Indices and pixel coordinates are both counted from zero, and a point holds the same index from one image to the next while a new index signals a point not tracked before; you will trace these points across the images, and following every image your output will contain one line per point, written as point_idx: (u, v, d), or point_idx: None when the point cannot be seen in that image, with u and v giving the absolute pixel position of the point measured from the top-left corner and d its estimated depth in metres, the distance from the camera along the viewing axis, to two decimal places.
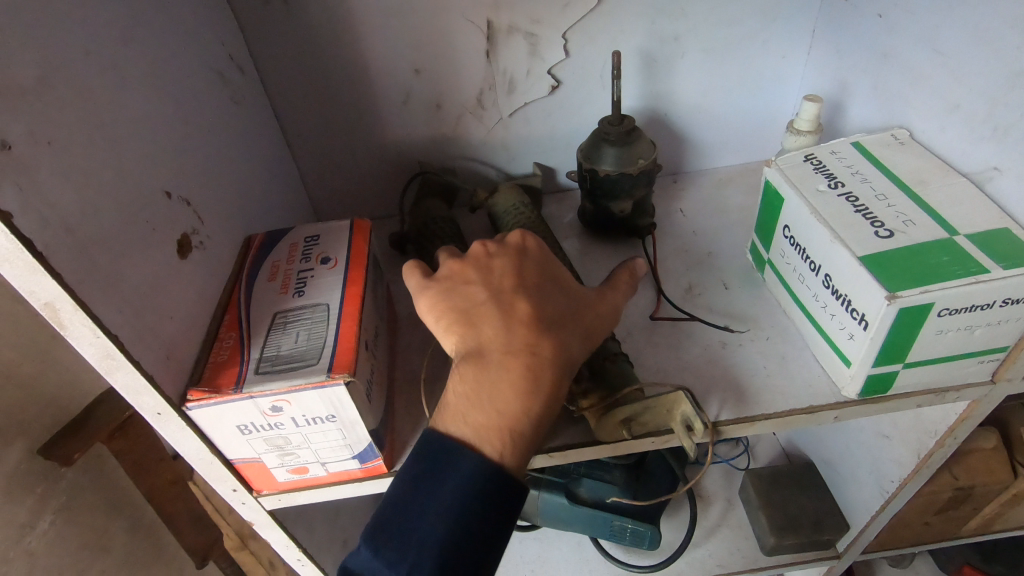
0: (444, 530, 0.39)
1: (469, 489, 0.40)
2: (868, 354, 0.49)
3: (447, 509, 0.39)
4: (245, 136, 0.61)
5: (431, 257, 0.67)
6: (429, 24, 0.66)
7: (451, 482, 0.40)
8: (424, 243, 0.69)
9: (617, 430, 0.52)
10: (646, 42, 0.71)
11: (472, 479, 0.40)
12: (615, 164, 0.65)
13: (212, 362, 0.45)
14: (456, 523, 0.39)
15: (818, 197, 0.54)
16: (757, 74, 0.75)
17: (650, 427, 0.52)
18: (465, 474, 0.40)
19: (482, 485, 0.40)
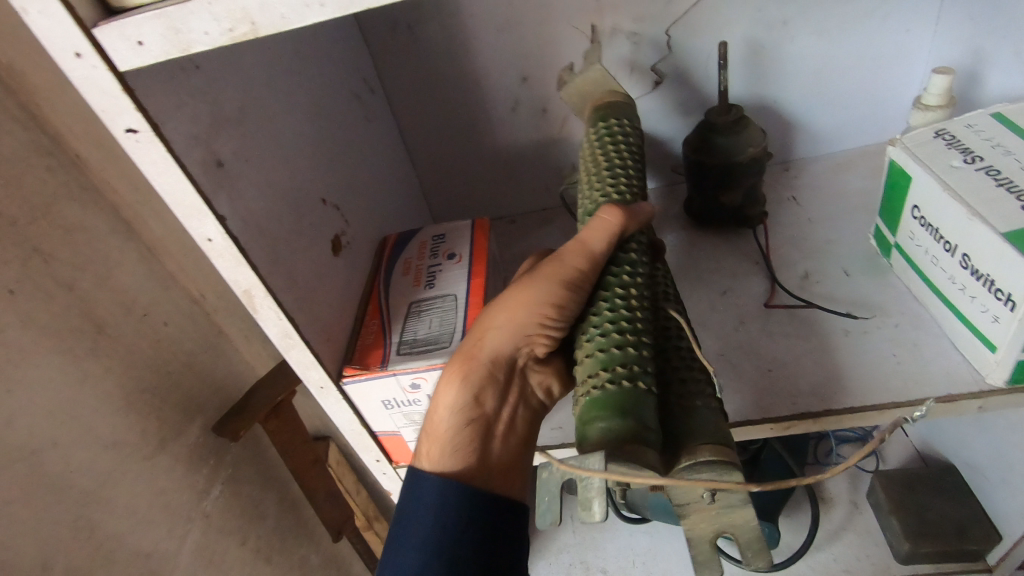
0: (423, 560, 0.40)
1: (434, 504, 0.41)
2: (1017, 336, 0.46)
3: (423, 534, 0.41)
4: (378, 148, 0.68)
5: None
6: (536, 34, 0.70)
7: (421, 508, 0.42)
8: None
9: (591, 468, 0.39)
10: (754, 30, 0.70)
11: (444, 508, 0.41)
12: (723, 154, 0.66)
13: (361, 344, 0.52)
14: (432, 548, 0.40)
15: (951, 172, 0.52)
16: (876, 52, 0.71)
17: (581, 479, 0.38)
18: (428, 498, 0.41)
19: (444, 508, 0.41)
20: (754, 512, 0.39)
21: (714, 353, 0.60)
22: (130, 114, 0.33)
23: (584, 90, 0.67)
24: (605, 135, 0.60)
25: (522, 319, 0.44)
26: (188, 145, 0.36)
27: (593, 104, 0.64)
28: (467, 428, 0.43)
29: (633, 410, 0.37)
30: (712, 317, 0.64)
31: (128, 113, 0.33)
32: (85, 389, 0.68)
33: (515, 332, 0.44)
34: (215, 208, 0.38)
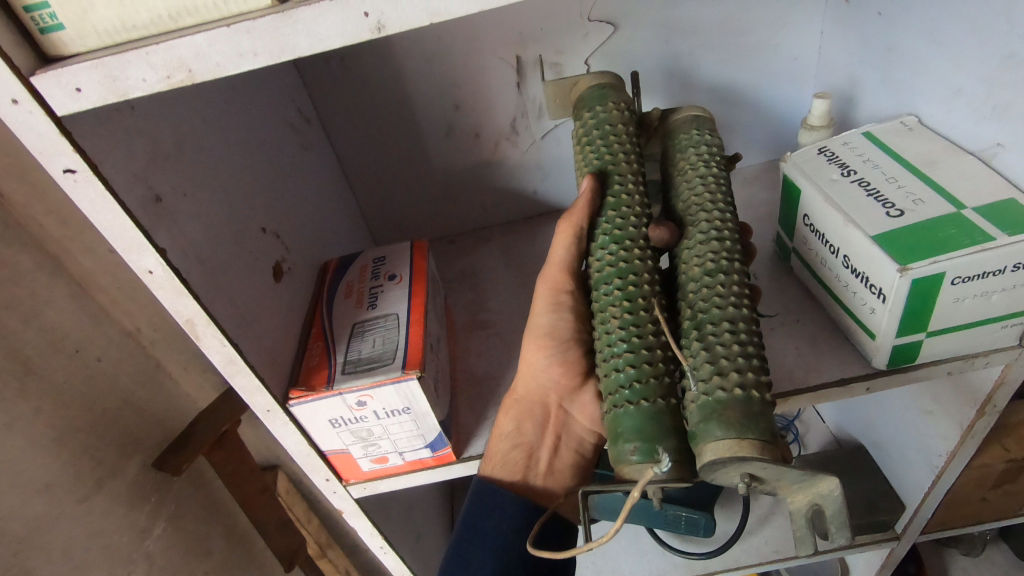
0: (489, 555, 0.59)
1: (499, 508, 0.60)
2: (889, 324, 0.53)
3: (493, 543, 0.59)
4: (316, 175, 0.70)
5: None
6: (465, 65, 0.75)
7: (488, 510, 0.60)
8: None
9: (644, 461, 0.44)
10: (664, 60, 0.77)
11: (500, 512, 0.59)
12: None
13: (306, 366, 0.54)
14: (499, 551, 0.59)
15: (831, 184, 0.59)
16: (770, 78, 0.80)
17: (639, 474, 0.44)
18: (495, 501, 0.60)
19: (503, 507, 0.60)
20: (835, 481, 0.39)
21: None
22: (68, 156, 0.34)
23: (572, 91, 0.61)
24: (587, 131, 0.55)
25: (533, 359, 0.59)
26: (125, 182, 0.38)
27: (574, 93, 0.60)
28: (514, 452, 0.61)
29: (643, 437, 0.42)
30: None
31: (66, 155, 0.34)
32: (12, 432, 0.65)
33: (538, 376, 0.59)
34: (154, 241, 0.39)
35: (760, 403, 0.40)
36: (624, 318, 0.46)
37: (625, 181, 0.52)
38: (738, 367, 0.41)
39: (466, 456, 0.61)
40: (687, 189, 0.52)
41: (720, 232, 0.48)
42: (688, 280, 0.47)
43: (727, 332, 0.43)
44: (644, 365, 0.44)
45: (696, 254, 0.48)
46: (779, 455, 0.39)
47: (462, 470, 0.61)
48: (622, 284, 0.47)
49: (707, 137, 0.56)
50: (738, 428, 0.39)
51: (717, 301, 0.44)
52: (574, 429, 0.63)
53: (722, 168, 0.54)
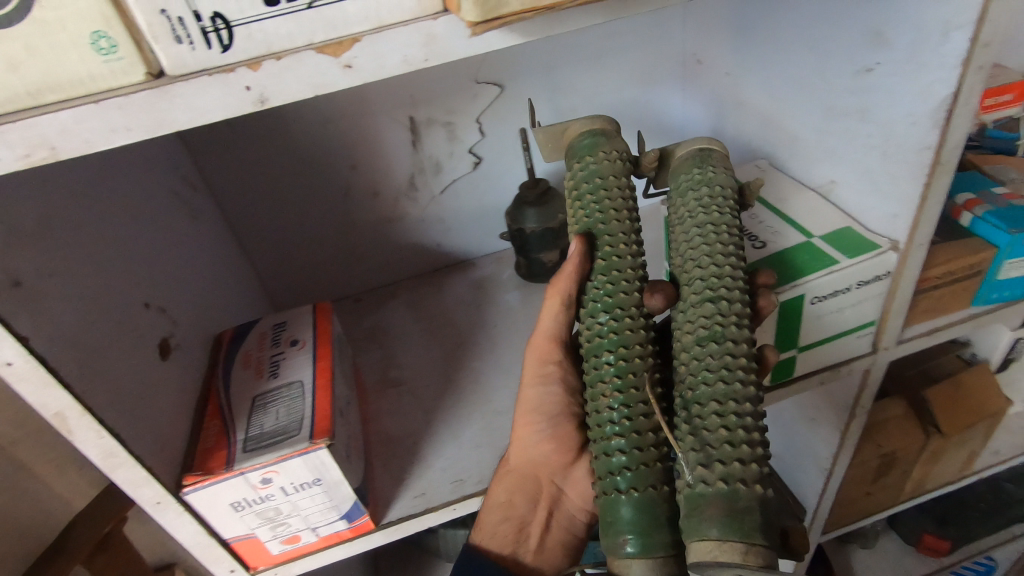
0: None
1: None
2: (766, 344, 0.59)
3: None
4: (205, 244, 0.67)
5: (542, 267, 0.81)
6: (359, 127, 0.76)
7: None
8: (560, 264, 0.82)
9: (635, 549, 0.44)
10: (549, 117, 0.83)
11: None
12: (537, 221, 0.77)
13: (201, 448, 0.50)
14: None
15: None
16: (644, 131, 0.89)
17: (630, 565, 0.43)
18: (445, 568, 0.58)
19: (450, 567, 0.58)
20: None
21: None
22: None
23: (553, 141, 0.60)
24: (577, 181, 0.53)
25: (524, 432, 0.60)
26: None
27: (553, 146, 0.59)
28: (507, 522, 0.60)
29: (632, 530, 0.42)
30: None
31: None
32: None
33: (531, 447, 0.60)
34: (14, 329, 0.35)
35: (746, 501, 0.37)
36: (620, 394, 0.45)
37: (614, 242, 0.50)
38: (726, 458, 0.38)
39: (385, 523, 0.58)
40: (683, 240, 0.49)
41: (722, 295, 0.45)
42: (684, 349, 0.45)
43: (720, 417, 0.40)
44: (635, 449, 0.44)
45: (693, 318, 0.45)
46: (770, 558, 0.36)
47: (382, 538, 0.58)
48: (615, 359, 0.46)
49: (708, 174, 0.51)
50: (720, 530, 0.36)
51: (707, 379, 0.42)
52: (568, 503, 0.64)
53: (728, 209, 0.49)
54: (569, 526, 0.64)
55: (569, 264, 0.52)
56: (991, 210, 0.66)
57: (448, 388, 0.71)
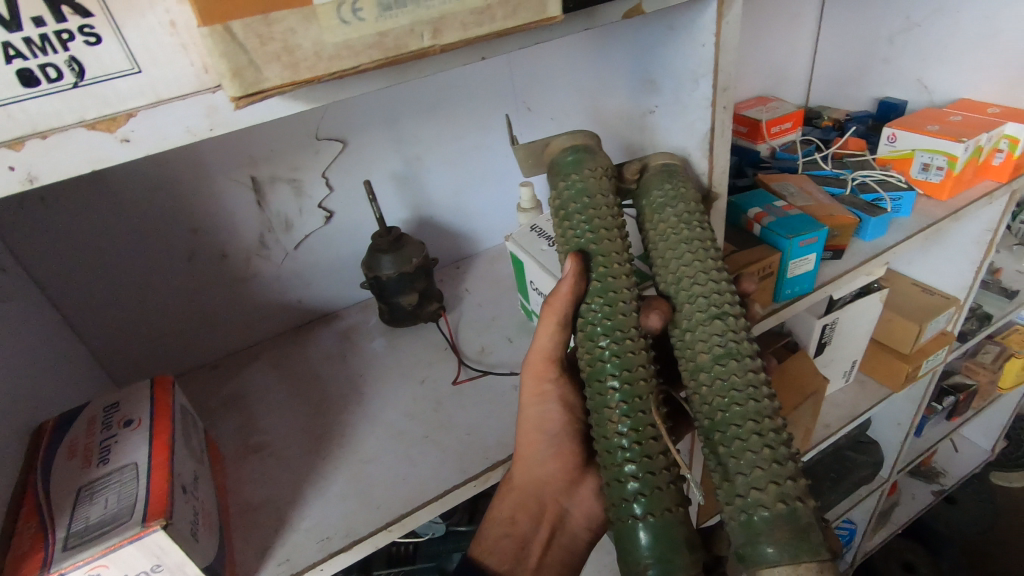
0: None
1: None
2: None
3: None
4: (18, 329, 0.61)
5: (405, 311, 0.83)
6: (196, 190, 0.74)
7: None
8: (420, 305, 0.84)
9: None
10: (397, 167, 0.87)
11: None
12: (392, 266, 0.79)
13: (13, 556, 0.45)
14: None
15: (543, 254, 0.72)
16: (490, 173, 0.95)
17: None
18: None
19: None
20: None
21: (421, 436, 0.69)
22: None
23: (542, 154, 0.57)
24: (568, 200, 0.53)
25: (530, 455, 0.63)
26: None
27: (543, 155, 0.57)
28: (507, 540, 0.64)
29: (655, 556, 0.45)
30: (416, 406, 0.73)
31: None
32: None
33: (536, 468, 0.63)
34: None
35: (807, 518, 0.41)
36: (636, 412, 0.48)
37: (608, 265, 0.52)
38: (768, 481, 0.43)
39: None
40: (671, 257, 0.53)
41: (723, 310, 0.50)
42: (703, 368, 0.49)
43: (756, 436, 0.45)
44: (647, 473, 0.47)
45: (706, 339, 0.49)
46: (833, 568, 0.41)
47: None
48: (625, 379, 0.49)
49: (682, 188, 0.55)
50: (778, 549, 0.41)
51: (737, 400, 0.46)
52: (571, 526, 0.68)
53: (704, 222, 0.54)
54: (567, 552, 0.67)
55: (565, 288, 0.54)
56: (773, 220, 0.78)
57: (314, 444, 0.70)
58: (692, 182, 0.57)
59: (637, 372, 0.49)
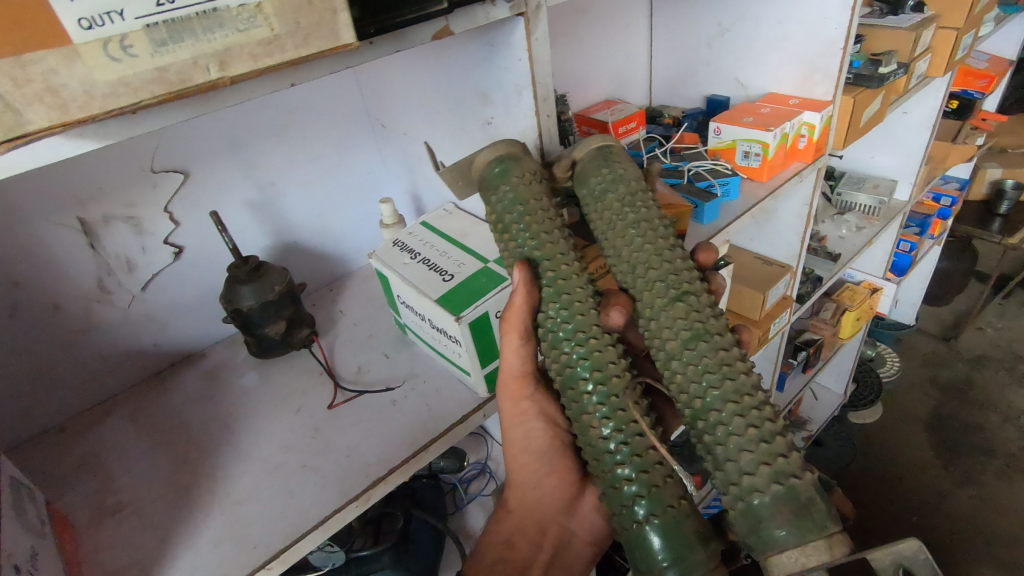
0: None
1: None
2: (473, 361, 0.68)
3: None
4: None
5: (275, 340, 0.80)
6: (11, 239, 0.67)
7: None
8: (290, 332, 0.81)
9: None
10: (250, 194, 0.84)
11: None
12: (253, 296, 0.76)
13: None
14: None
15: (405, 267, 0.74)
16: (352, 192, 0.95)
17: None
18: None
19: None
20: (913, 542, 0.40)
21: (297, 466, 0.67)
22: None
23: (472, 171, 0.60)
24: (506, 210, 0.56)
25: (524, 479, 0.75)
26: None
27: (473, 174, 0.60)
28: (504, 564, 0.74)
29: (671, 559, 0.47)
30: (291, 437, 0.71)
31: None
32: None
33: (530, 485, 0.75)
34: None
35: (806, 492, 0.44)
36: (614, 412, 0.51)
37: (556, 269, 0.54)
38: (770, 457, 0.46)
39: None
40: (621, 243, 0.55)
41: (683, 293, 0.52)
42: (675, 355, 0.51)
43: (738, 415, 0.48)
44: (641, 471, 0.50)
45: (672, 326, 0.52)
46: (847, 541, 0.44)
47: None
48: (598, 381, 0.52)
49: (617, 169, 0.57)
50: (789, 530, 0.44)
51: (712, 382, 0.49)
52: (576, 543, 0.79)
53: (650, 203, 0.56)
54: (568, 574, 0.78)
55: (519, 299, 0.57)
56: None
57: (181, 494, 0.66)
58: (632, 162, 0.59)
59: (609, 373, 0.52)
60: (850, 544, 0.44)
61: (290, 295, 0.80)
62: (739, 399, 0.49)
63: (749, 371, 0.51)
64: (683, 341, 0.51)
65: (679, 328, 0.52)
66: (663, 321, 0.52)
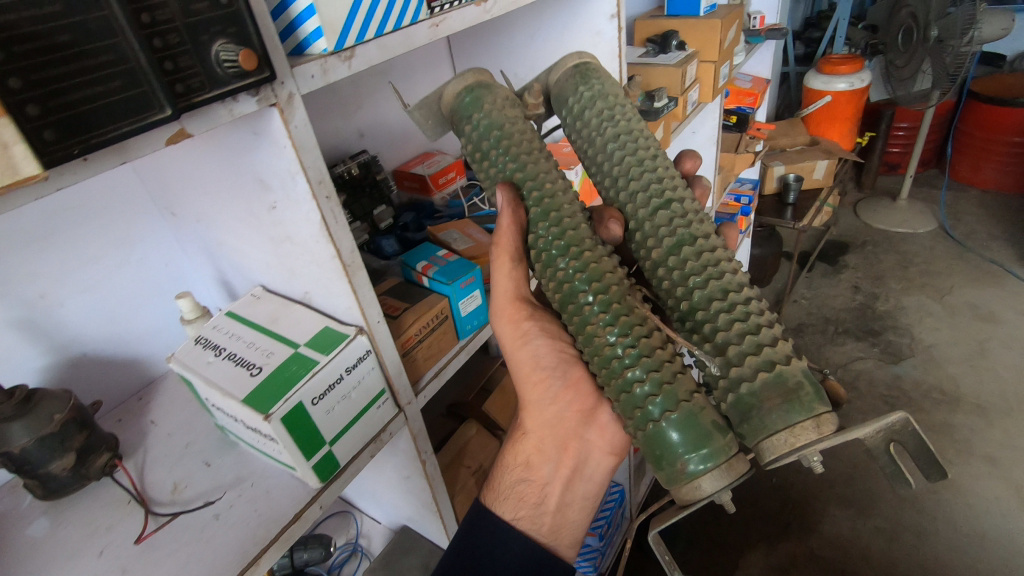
0: None
1: None
2: (295, 456, 0.65)
3: None
4: None
5: (63, 474, 0.69)
6: None
7: None
8: (82, 461, 0.70)
9: (695, 489, 0.53)
10: (12, 311, 0.72)
11: None
12: (27, 434, 0.65)
13: None
14: None
15: (209, 368, 0.68)
16: (149, 287, 0.87)
17: (701, 497, 0.53)
18: None
19: None
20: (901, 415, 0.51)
21: None
22: None
23: (441, 103, 0.68)
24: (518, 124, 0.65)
25: (536, 403, 0.83)
26: None
27: (444, 107, 0.67)
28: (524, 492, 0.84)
29: (689, 447, 0.52)
30: None
31: None
32: None
33: (545, 405, 0.83)
34: None
35: (792, 375, 0.51)
36: (615, 311, 0.59)
37: (540, 189, 0.64)
38: (749, 318, 0.55)
39: None
40: (607, 158, 0.66)
41: (675, 203, 0.62)
42: (663, 261, 0.61)
43: (733, 297, 0.56)
44: (652, 373, 0.56)
45: (663, 231, 0.61)
46: (834, 419, 0.50)
47: None
48: (595, 296, 0.59)
49: (594, 86, 0.67)
50: (783, 412, 0.50)
51: (701, 284, 0.58)
52: (593, 455, 0.86)
53: (627, 117, 0.67)
54: (587, 485, 0.87)
55: (504, 228, 0.68)
56: (437, 270, 0.86)
57: None
58: (607, 78, 0.69)
59: (603, 283, 0.60)
60: (835, 421, 0.50)
61: (76, 419, 0.70)
62: (744, 289, 0.58)
63: (734, 269, 0.59)
64: (686, 242, 0.60)
65: (681, 234, 0.60)
66: (658, 226, 0.62)
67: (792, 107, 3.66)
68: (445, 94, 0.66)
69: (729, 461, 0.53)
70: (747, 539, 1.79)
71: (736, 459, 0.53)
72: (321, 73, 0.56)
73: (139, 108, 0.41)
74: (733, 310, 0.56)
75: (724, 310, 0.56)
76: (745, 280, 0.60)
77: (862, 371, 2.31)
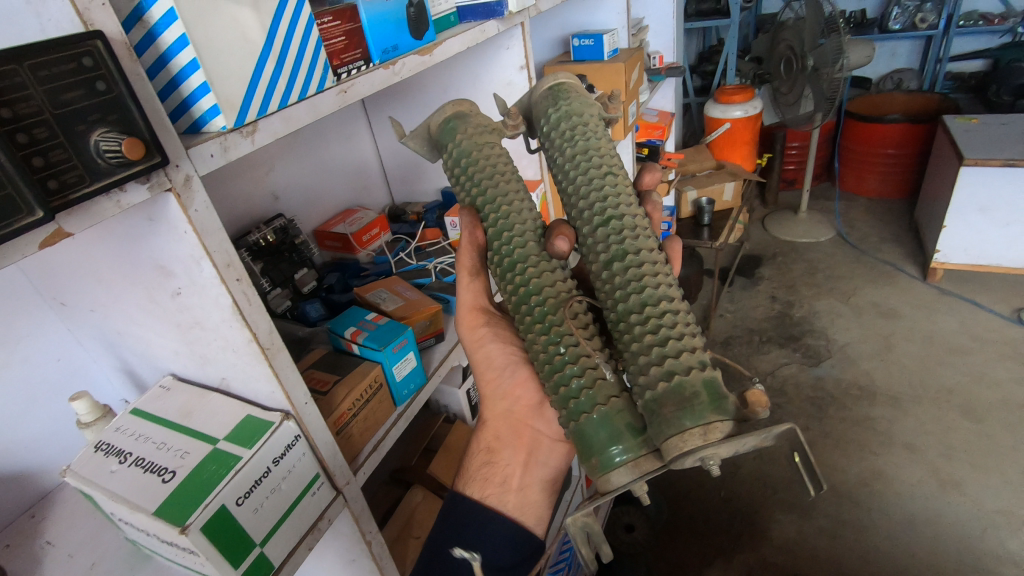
0: None
1: None
2: (221, 567, 0.58)
3: None
4: None
5: None
6: None
7: None
8: None
9: (609, 480, 0.51)
10: None
11: None
12: None
13: None
14: None
15: (112, 478, 0.61)
16: (38, 387, 0.77)
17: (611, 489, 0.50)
18: None
19: None
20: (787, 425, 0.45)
21: None
22: None
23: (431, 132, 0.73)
24: (493, 149, 0.67)
25: (494, 390, 0.88)
26: None
27: (430, 136, 0.73)
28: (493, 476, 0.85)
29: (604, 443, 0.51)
30: None
31: None
32: None
33: (499, 395, 0.88)
34: None
35: (689, 385, 0.47)
36: (552, 319, 0.58)
37: (496, 210, 0.65)
38: (675, 336, 0.51)
39: None
40: (564, 178, 0.65)
41: (619, 218, 0.60)
42: (600, 275, 0.59)
43: (656, 311, 0.53)
44: (580, 377, 0.55)
45: (601, 247, 0.59)
46: (725, 428, 0.46)
47: None
48: (537, 305, 0.59)
49: (565, 105, 0.67)
50: (681, 417, 0.47)
51: (629, 296, 0.55)
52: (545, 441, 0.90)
53: (592, 136, 0.65)
54: (543, 470, 0.89)
55: (466, 243, 0.74)
56: (367, 335, 0.82)
57: None
58: (580, 98, 0.68)
59: (542, 293, 0.60)
60: (729, 430, 0.46)
61: None
62: (676, 304, 0.55)
63: (674, 289, 0.56)
64: (619, 255, 0.58)
65: (613, 248, 0.58)
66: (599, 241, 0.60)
67: (697, 135, 3.92)
68: (434, 119, 0.72)
69: (638, 464, 0.50)
70: (704, 556, 1.80)
71: (647, 460, 0.50)
72: (222, 151, 0.52)
73: (3, 214, 0.36)
74: (650, 320, 0.53)
75: (642, 324, 0.53)
76: (684, 304, 0.55)
77: (788, 376, 2.44)
